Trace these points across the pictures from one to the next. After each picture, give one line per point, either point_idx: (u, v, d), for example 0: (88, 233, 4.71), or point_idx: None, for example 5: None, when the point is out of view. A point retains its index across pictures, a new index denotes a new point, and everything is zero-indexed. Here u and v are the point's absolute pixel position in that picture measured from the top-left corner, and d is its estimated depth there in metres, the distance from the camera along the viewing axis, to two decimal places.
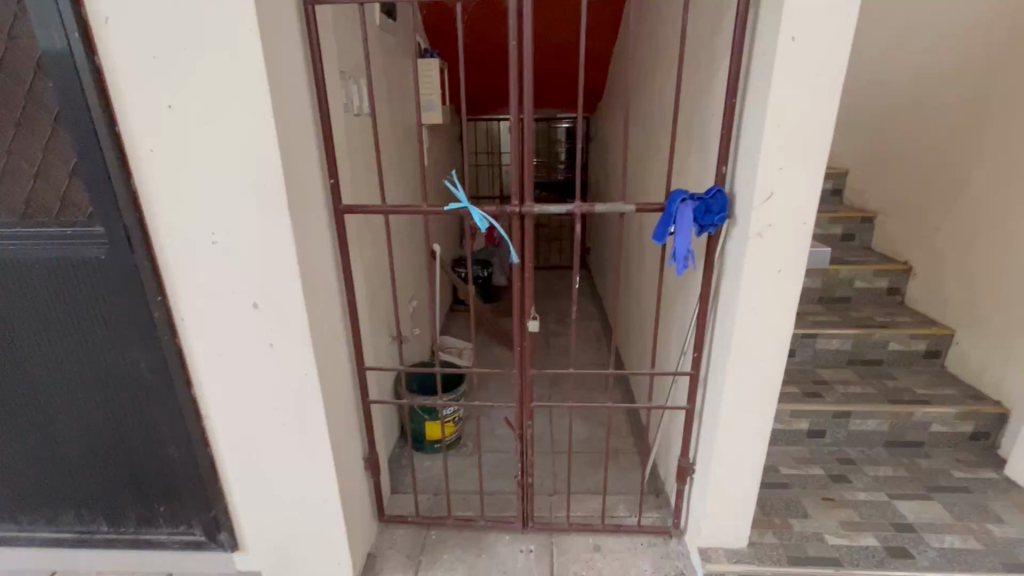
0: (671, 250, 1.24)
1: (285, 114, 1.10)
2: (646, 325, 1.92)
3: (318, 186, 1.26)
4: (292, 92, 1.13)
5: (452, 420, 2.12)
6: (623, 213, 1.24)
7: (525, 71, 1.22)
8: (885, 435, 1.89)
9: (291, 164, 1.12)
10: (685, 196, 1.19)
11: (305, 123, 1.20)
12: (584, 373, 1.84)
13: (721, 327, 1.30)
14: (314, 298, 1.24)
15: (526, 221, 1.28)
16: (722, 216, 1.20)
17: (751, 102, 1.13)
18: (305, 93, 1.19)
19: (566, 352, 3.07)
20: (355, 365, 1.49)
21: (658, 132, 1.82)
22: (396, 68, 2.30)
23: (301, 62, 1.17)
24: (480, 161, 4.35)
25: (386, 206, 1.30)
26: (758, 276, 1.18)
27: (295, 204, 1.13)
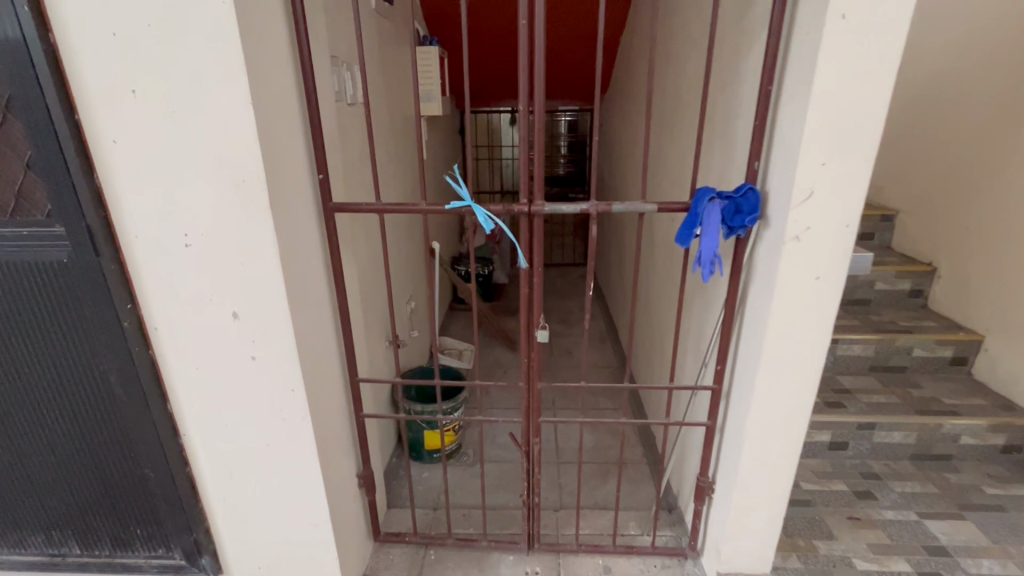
0: (696, 254, 1.12)
1: (266, 103, 0.97)
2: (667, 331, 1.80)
3: (305, 182, 1.14)
4: (274, 77, 1.01)
5: (452, 428, 2.02)
6: (643, 213, 1.12)
7: (536, 54, 1.09)
8: (911, 447, 1.78)
9: (274, 158, 1.00)
10: (713, 195, 1.07)
11: (290, 111, 1.07)
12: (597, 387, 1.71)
13: (748, 338, 1.19)
14: (302, 307, 1.12)
15: (535, 223, 1.16)
16: (753, 217, 1.08)
17: (790, 89, 1.00)
18: (289, 78, 1.07)
19: (570, 354, 2.96)
20: (348, 377, 1.37)
21: (676, 125, 1.70)
22: (394, 55, 2.18)
23: (285, 43, 1.04)
24: (480, 155, 4.23)
25: (379, 204, 1.17)
26: (793, 285, 1.07)
27: (279, 202, 1.02)
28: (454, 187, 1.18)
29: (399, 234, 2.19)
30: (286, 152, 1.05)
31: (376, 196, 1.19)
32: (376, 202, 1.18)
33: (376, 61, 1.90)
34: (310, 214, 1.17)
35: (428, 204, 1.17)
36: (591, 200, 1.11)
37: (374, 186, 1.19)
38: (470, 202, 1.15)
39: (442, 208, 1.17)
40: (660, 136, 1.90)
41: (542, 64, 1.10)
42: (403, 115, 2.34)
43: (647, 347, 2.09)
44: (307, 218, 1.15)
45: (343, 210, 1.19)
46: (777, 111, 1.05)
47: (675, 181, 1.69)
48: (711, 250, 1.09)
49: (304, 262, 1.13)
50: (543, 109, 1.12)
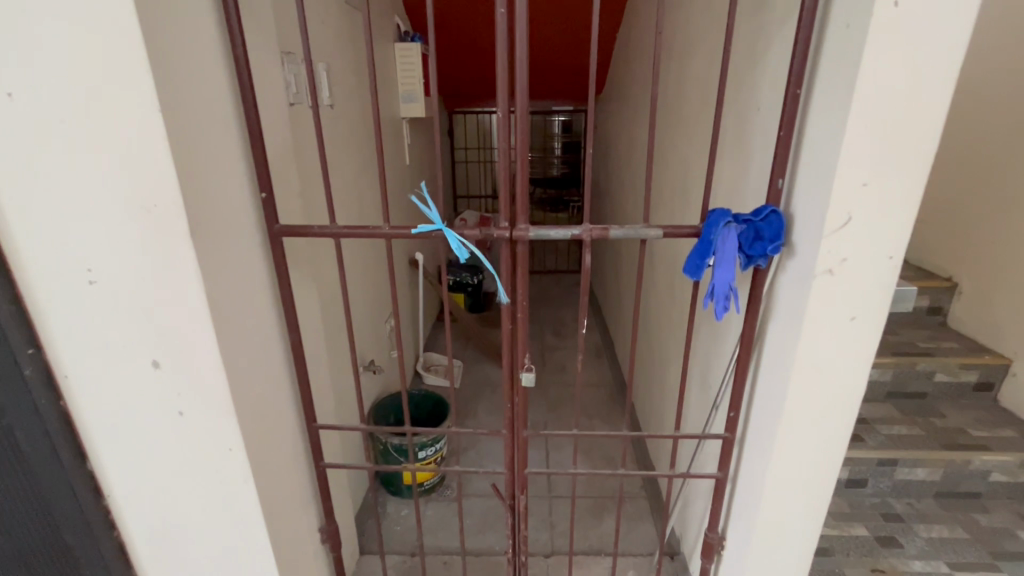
0: (708, 287, 0.95)
1: (183, 111, 0.79)
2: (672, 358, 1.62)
3: (242, 202, 0.95)
4: (195, 78, 0.83)
5: (433, 460, 1.84)
6: (646, 239, 0.94)
7: (517, 51, 0.90)
8: (936, 485, 1.63)
9: (196, 176, 0.82)
10: (730, 218, 0.90)
11: (221, 120, 0.90)
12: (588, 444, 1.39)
13: (767, 383, 1.02)
14: (239, 351, 0.94)
15: (518, 250, 0.98)
16: (775, 246, 0.91)
17: (822, 94, 0.83)
18: (219, 79, 0.89)
19: (563, 370, 2.78)
20: (304, 422, 1.20)
21: (684, 131, 1.52)
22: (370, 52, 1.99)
23: (211, 37, 0.86)
24: (470, 157, 4.03)
25: (334, 227, 1.00)
26: (823, 326, 0.90)
27: (204, 230, 0.84)
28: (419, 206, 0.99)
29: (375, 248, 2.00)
30: (213, 169, 0.87)
31: (331, 218, 1.01)
32: (329, 225, 1.00)
33: (345, 58, 1.71)
34: (250, 239, 0.98)
35: (392, 226, 0.99)
36: (584, 223, 0.93)
37: (327, 205, 1.02)
38: (441, 224, 0.97)
39: (408, 232, 0.99)
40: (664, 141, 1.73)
41: (525, 63, 0.91)
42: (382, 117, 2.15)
43: (652, 372, 1.93)
44: (245, 245, 0.96)
45: (291, 233, 1.01)
46: (806, 120, 0.87)
47: (683, 192, 1.52)
48: (727, 282, 0.92)
49: (241, 297, 0.95)
50: (526, 115, 0.94)
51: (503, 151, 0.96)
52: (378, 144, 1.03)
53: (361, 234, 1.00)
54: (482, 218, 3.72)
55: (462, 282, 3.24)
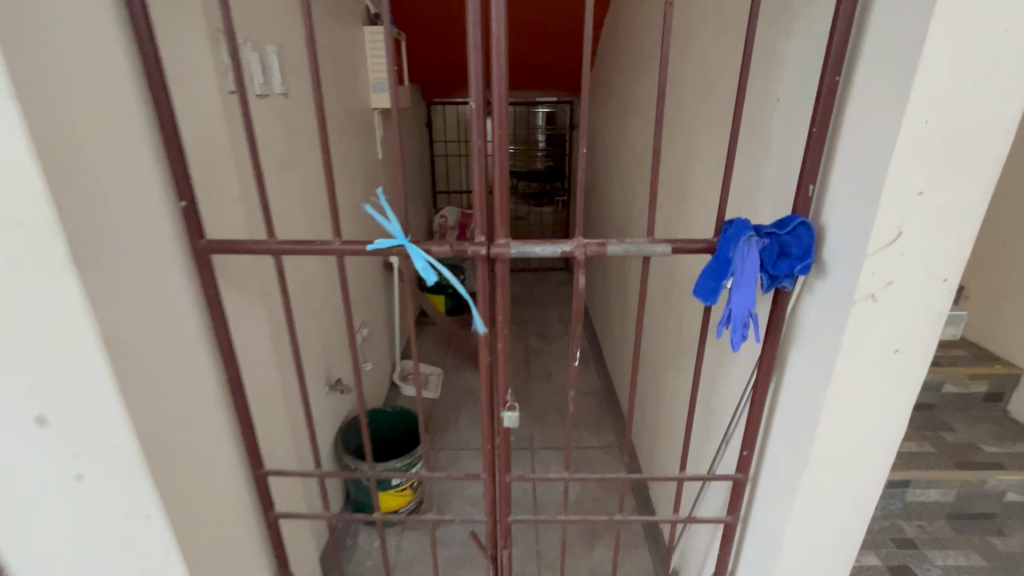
0: (722, 313, 0.80)
1: (60, 98, 0.61)
2: (680, 376, 1.47)
3: (154, 214, 0.77)
4: (78, 56, 0.64)
5: (409, 486, 1.70)
6: (650, 256, 0.79)
7: (492, 27, 0.72)
8: (948, 506, 1.52)
9: (82, 185, 0.64)
10: (751, 231, 0.75)
11: (119, 113, 0.71)
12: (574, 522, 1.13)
13: (788, 422, 0.88)
14: (153, 399, 0.76)
15: (496, 270, 0.81)
16: (804, 265, 0.76)
17: (865, 83, 0.68)
18: (114, 60, 0.70)
19: (550, 377, 2.63)
20: (250, 466, 1.02)
21: (688, 124, 1.37)
22: (334, 35, 1.80)
23: (99, 5, 0.68)
24: (450, 150, 3.84)
25: (273, 242, 0.82)
26: (861, 361, 0.76)
27: (95, 254, 0.66)
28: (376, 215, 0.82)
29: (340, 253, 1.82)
30: (108, 174, 0.69)
31: (270, 231, 0.83)
32: (267, 240, 0.82)
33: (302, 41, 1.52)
34: (167, 259, 0.80)
35: (344, 241, 0.82)
36: (577, 238, 0.78)
37: (265, 215, 0.84)
38: (404, 238, 0.80)
39: (364, 248, 0.82)
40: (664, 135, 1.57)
41: (503, 41, 0.73)
42: (350, 108, 1.97)
43: (648, 386, 1.78)
44: (159, 267, 0.78)
45: (222, 249, 0.83)
46: (842, 115, 0.73)
47: (690, 194, 1.37)
48: (745, 308, 0.78)
49: (156, 332, 0.77)
50: (505, 108, 0.76)
51: (478, 151, 0.79)
52: (326, 141, 0.85)
53: (307, 250, 0.82)
54: (462, 215, 3.54)
55: (442, 283, 3.08)
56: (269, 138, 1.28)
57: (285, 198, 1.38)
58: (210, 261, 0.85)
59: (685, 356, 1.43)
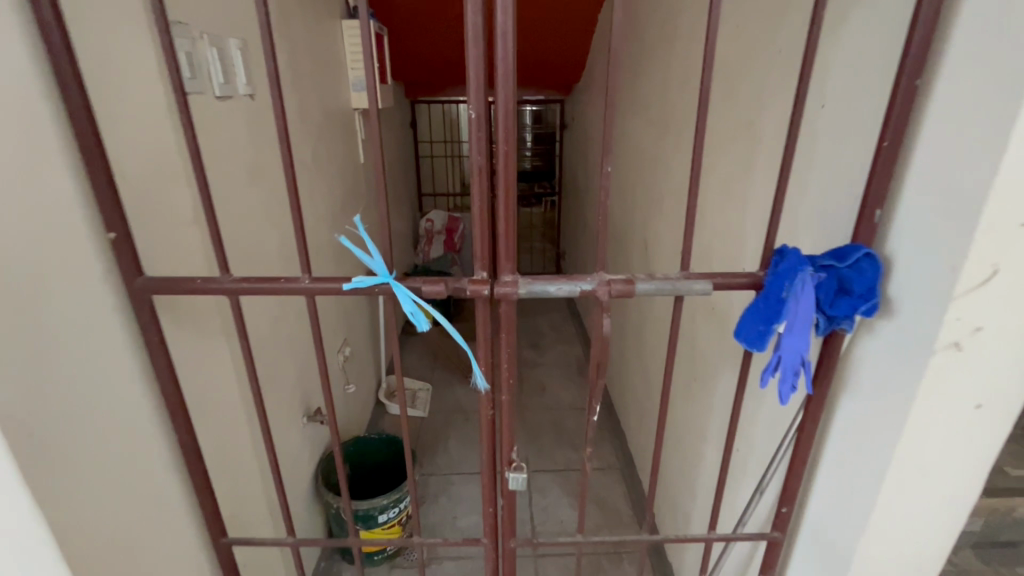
0: (769, 360, 0.68)
1: None
2: (692, 404, 1.35)
3: (73, 252, 0.63)
4: None
5: (398, 522, 1.56)
6: (687, 294, 0.66)
7: (497, 15, 0.57)
8: (975, 536, 1.43)
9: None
10: (808, 265, 0.63)
11: (20, 126, 0.56)
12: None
13: (838, 480, 0.76)
14: (69, 480, 0.62)
15: (501, 312, 0.68)
16: (869, 305, 0.64)
17: (952, 92, 0.57)
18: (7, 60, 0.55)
19: (544, 391, 2.50)
20: (208, 535, 0.87)
21: (706, 129, 1.24)
22: (309, 30, 1.64)
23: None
24: (436, 151, 3.69)
25: (225, 279, 0.67)
26: (934, 418, 0.64)
27: None
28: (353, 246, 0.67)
29: (318, 267, 1.67)
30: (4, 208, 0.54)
31: (223, 264, 0.68)
32: (220, 277, 0.68)
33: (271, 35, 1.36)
34: (92, 305, 0.66)
35: (313, 279, 0.67)
36: (599, 275, 0.65)
37: (218, 245, 0.69)
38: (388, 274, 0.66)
39: (339, 287, 0.68)
40: (675, 141, 1.44)
41: (510, 34, 0.58)
42: (329, 109, 1.81)
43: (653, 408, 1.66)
44: (78, 316, 0.64)
45: (164, 288, 0.68)
46: (917, 127, 0.61)
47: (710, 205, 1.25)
48: (797, 355, 0.66)
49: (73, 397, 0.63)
50: (512, 117, 0.62)
51: (480, 169, 0.65)
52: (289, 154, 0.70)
53: (268, 289, 0.68)
54: (450, 218, 3.39)
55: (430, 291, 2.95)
56: (234, 147, 1.13)
57: (255, 213, 1.22)
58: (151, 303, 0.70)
59: (699, 383, 1.32)
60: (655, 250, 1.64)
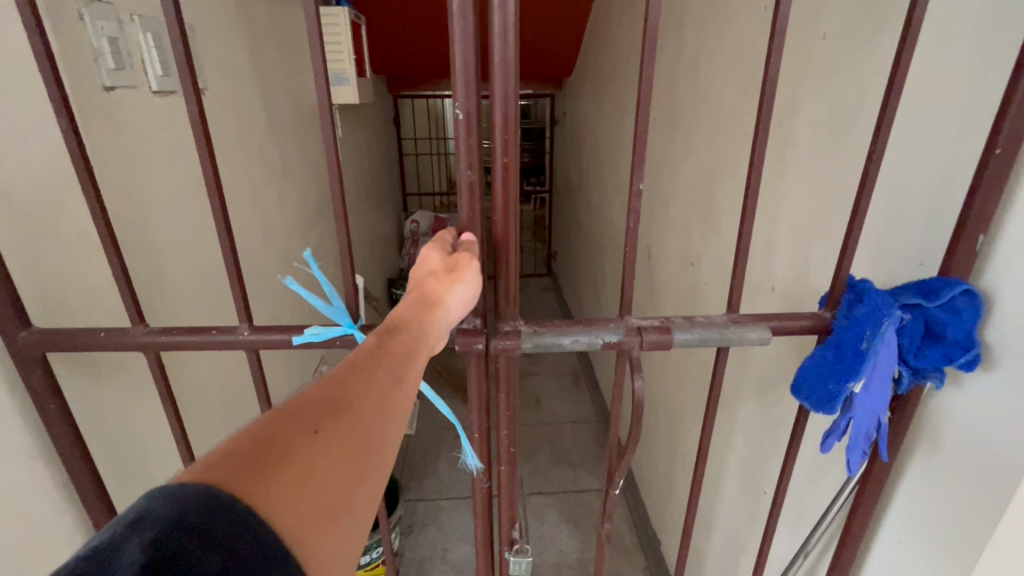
0: (834, 422, 0.54)
1: None
2: (707, 433, 1.23)
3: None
4: None
5: (381, 562, 1.42)
6: (737, 344, 0.52)
7: None
8: None
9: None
10: (894, 308, 0.49)
11: None
12: None
13: (906, 560, 0.63)
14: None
15: (499, 367, 0.54)
16: (970, 358, 0.50)
17: None
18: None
19: (539, 404, 2.36)
20: None
21: (726, 127, 1.10)
22: (277, 17, 1.48)
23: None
24: (421, 148, 3.51)
25: (141, 329, 0.56)
26: None
27: None
28: (306, 291, 0.55)
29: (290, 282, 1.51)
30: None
31: (139, 314, 0.57)
32: (133, 328, 0.56)
33: (228, 19, 1.19)
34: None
35: (255, 330, 0.57)
36: (624, 323, 0.51)
37: (130, 294, 0.57)
38: (352, 324, 0.56)
39: (288, 340, 0.57)
40: (687, 140, 1.30)
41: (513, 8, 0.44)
42: (301, 106, 1.65)
43: (657, 430, 1.54)
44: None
45: (61, 344, 0.55)
46: None
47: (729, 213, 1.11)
48: (872, 417, 0.53)
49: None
50: (514, 119, 0.48)
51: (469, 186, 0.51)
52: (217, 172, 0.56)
53: (190, 340, 0.56)
54: (436, 220, 3.24)
55: None
56: (181, 150, 0.96)
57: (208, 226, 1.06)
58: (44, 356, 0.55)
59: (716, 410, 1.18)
60: (662, 259, 1.50)
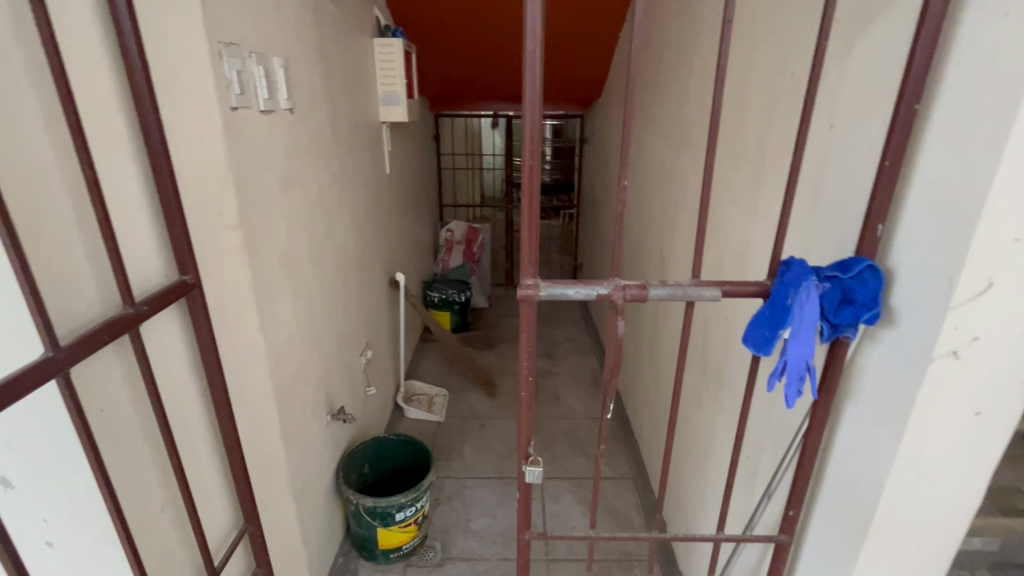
0: (774, 365, 0.72)
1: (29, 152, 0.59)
2: (705, 413, 1.40)
3: (131, 241, 0.73)
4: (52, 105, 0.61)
5: (413, 522, 1.61)
6: (697, 300, 0.70)
7: (526, 43, 0.63)
8: None
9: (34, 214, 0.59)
10: (811, 276, 0.67)
11: (103, 158, 0.69)
12: (614, 541, 0.95)
13: (841, 487, 0.79)
14: (127, 439, 0.70)
15: (523, 310, 0.73)
16: (870, 313, 0.67)
17: (949, 114, 0.61)
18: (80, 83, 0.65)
19: (558, 401, 2.53)
20: (240, 515, 0.95)
21: (726, 145, 1.28)
22: (345, 48, 1.76)
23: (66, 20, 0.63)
24: (457, 163, 3.80)
25: (126, 309, 0.66)
26: (939, 424, 0.67)
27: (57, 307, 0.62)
28: None
29: (344, 272, 1.75)
30: (67, 200, 0.64)
31: (129, 295, 0.67)
32: (128, 304, 0.67)
33: (310, 53, 1.45)
34: (145, 283, 0.75)
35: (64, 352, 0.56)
36: (615, 280, 0.70)
37: (119, 271, 0.64)
38: None
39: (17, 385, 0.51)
40: (693, 157, 1.49)
41: (538, 61, 0.64)
42: (361, 122, 1.92)
43: (660, 420, 1.71)
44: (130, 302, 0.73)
45: (177, 290, 0.75)
46: (917, 147, 0.65)
47: (726, 220, 1.29)
48: (803, 361, 0.70)
49: None
50: (539, 134, 0.67)
51: None
52: None
53: (125, 330, 0.65)
54: (469, 230, 3.49)
55: (449, 299, 3.05)
56: (273, 155, 1.21)
57: (289, 218, 1.30)
58: (195, 285, 0.77)
59: (713, 392, 1.34)
60: (671, 261, 1.69)
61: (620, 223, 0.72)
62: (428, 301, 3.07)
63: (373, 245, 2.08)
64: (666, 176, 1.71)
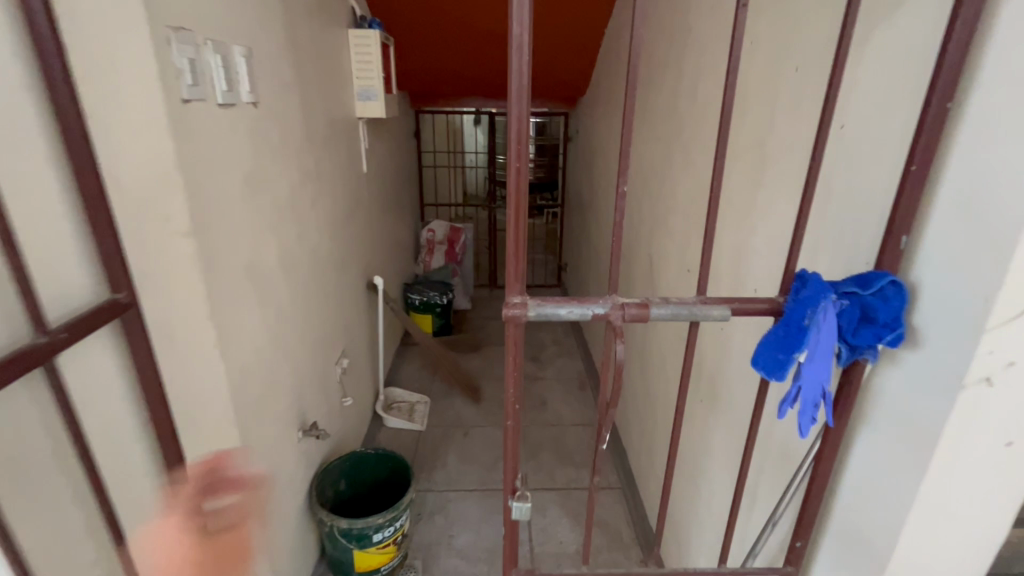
0: (787, 390, 0.65)
1: None
2: (699, 426, 1.33)
3: (50, 255, 0.63)
4: None
5: (391, 542, 1.52)
6: (703, 320, 0.63)
7: (512, 28, 0.55)
8: None
9: None
10: (829, 293, 0.61)
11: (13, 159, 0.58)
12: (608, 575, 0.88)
13: (855, 519, 0.73)
14: (44, 487, 0.60)
15: (508, 332, 0.65)
16: (893, 334, 0.61)
17: (985, 115, 0.54)
18: None
19: (544, 407, 2.46)
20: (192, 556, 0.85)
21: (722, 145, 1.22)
22: (317, 38, 1.65)
23: None
24: (439, 161, 3.68)
25: (37, 339, 0.56)
26: (966, 455, 0.61)
27: None
28: None
29: (317, 277, 1.64)
30: None
31: (41, 322, 0.57)
32: (42, 333, 0.57)
33: (278, 42, 1.35)
34: (68, 302, 0.65)
35: None
36: (613, 297, 0.62)
37: (27, 296, 0.55)
38: None
39: None
40: (685, 156, 1.42)
41: (526, 48, 0.56)
42: (335, 118, 1.81)
43: (650, 430, 1.64)
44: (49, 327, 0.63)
45: (107, 312, 0.65)
46: (947, 151, 0.59)
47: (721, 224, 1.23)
48: (818, 387, 0.63)
49: None
50: (527, 133, 0.59)
51: None
52: None
53: (37, 363, 0.55)
54: (452, 230, 3.40)
55: (431, 301, 2.96)
56: (234, 153, 1.10)
57: (253, 222, 1.19)
58: (128, 303, 0.68)
59: (707, 404, 1.28)
60: (661, 264, 1.62)
61: (618, 232, 0.65)
62: (409, 304, 2.97)
63: (349, 248, 1.97)
64: (657, 176, 1.65)
